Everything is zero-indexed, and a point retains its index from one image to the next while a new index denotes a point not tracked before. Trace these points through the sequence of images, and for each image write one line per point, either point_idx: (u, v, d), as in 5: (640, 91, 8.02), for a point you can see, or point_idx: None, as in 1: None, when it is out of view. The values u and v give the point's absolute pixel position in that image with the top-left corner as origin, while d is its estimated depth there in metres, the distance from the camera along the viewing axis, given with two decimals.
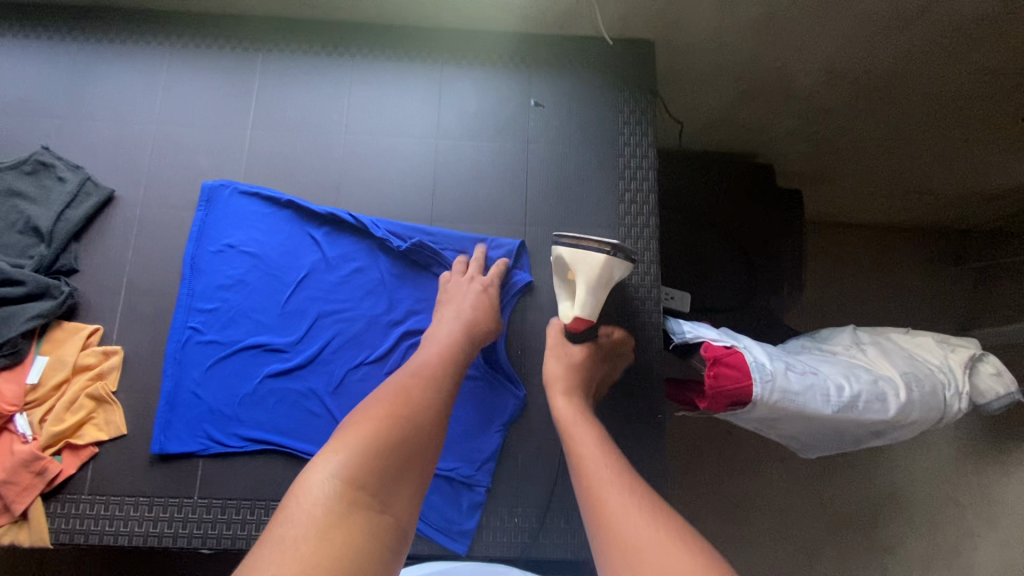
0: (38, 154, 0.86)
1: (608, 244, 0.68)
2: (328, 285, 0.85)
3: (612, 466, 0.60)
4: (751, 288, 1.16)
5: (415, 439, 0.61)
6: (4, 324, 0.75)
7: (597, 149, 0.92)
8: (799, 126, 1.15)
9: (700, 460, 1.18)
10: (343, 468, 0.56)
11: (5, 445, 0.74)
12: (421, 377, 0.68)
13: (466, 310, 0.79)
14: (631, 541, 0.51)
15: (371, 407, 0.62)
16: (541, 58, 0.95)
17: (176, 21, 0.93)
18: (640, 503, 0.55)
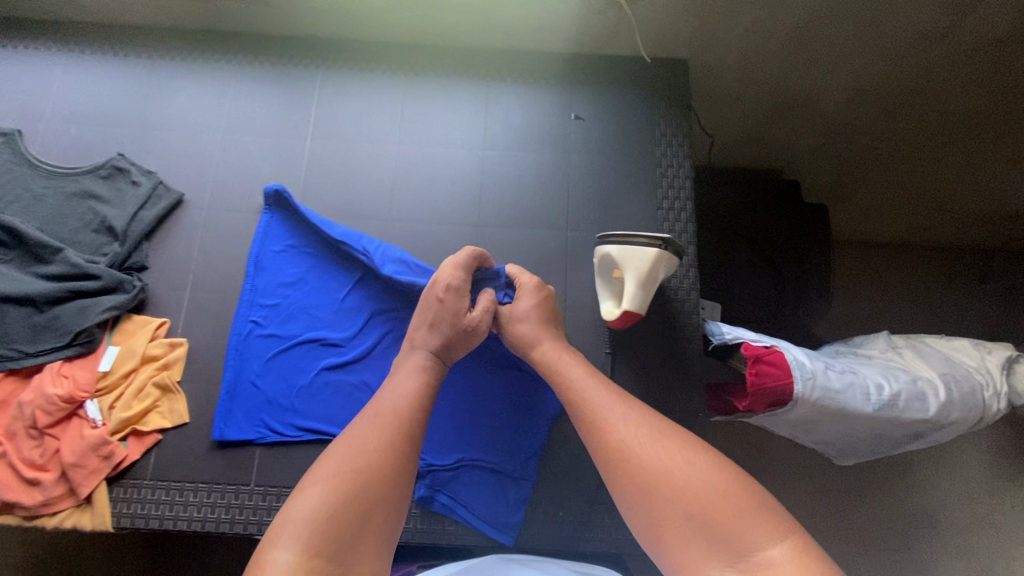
0: (115, 161, 0.92)
1: (657, 238, 0.69)
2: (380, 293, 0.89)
3: (610, 404, 0.68)
4: (779, 299, 1.19)
5: (374, 491, 0.60)
6: (83, 314, 0.81)
7: (635, 159, 0.97)
8: (823, 142, 1.20)
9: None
10: (299, 537, 0.53)
11: (76, 429, 0.78)
12: (378, 418, 0.66)
13: (430, 336, 0.78)
14: (655, 467, 0.60)
15: (327, 462, 0.61)
16: (580, 76, 1.01)
17: (246, 42, 1.00)
18: (644, 431, 0.64)
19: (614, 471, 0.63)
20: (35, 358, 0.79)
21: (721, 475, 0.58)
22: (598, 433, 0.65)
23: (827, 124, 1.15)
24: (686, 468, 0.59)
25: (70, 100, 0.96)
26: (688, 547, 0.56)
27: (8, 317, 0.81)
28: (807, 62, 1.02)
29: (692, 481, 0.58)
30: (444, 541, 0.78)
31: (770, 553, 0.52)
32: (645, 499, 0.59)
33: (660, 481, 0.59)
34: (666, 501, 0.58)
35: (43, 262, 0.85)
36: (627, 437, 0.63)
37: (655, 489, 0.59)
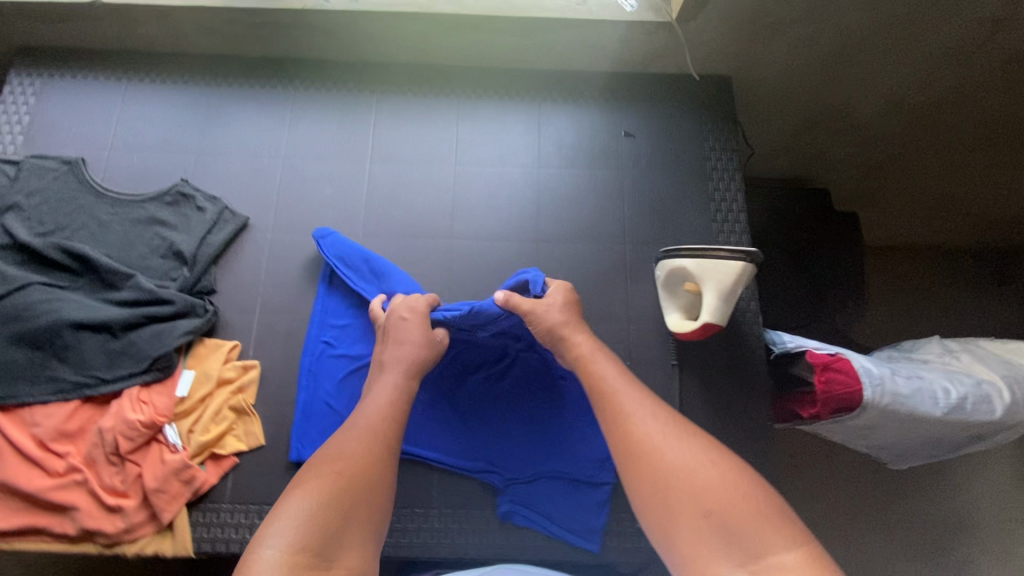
0: (179, 186, 0.93)
1: (740, 252, 0.70)
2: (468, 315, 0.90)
3: (633, 398, 0.67)
4: (817, 307, 1.22)
5: (362, 489, 0.60)
6: (161, 339, 0.82)
7: (688, 173, 0.99)
8: (853, 152, 1.22)
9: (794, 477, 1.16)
10: (293, 533, 0.54)
11: (156, 454, 0.78)
12: (365, 428, 0.66)
13: (397, 350, 0.77)
14: (675, 464, 0.59)
15: (317, 469, 0.61)
16: (628, 93, 1.04)
17: (302, 68, 1.02)
18: (670, 426, 0.63)
19: (634, 468, 0.62)
20: (113, 384, 0.80)
21: (740, 481, 0.58)
22: (620, 428, 0.64)
23: (860, 133, 1.16)
24: (707, 470, 0.58)
25: (132, 129, 0.98)
26: (701, 546, 0.55)
27: (85, 343, 0.82)
28: (848, 76, 1.04)
29: (711, 480, 0.58)
30: (526, 556, 0.79)
31: (784, 557, 0.51)
32: (660, 500, 0.59)
33: (680, 480, 0.58)
34: (683, 502, 0.57)
35: (114, 288, 0.86)
36: (649, 435, 0.62)
37: (671, 487, 0.58)
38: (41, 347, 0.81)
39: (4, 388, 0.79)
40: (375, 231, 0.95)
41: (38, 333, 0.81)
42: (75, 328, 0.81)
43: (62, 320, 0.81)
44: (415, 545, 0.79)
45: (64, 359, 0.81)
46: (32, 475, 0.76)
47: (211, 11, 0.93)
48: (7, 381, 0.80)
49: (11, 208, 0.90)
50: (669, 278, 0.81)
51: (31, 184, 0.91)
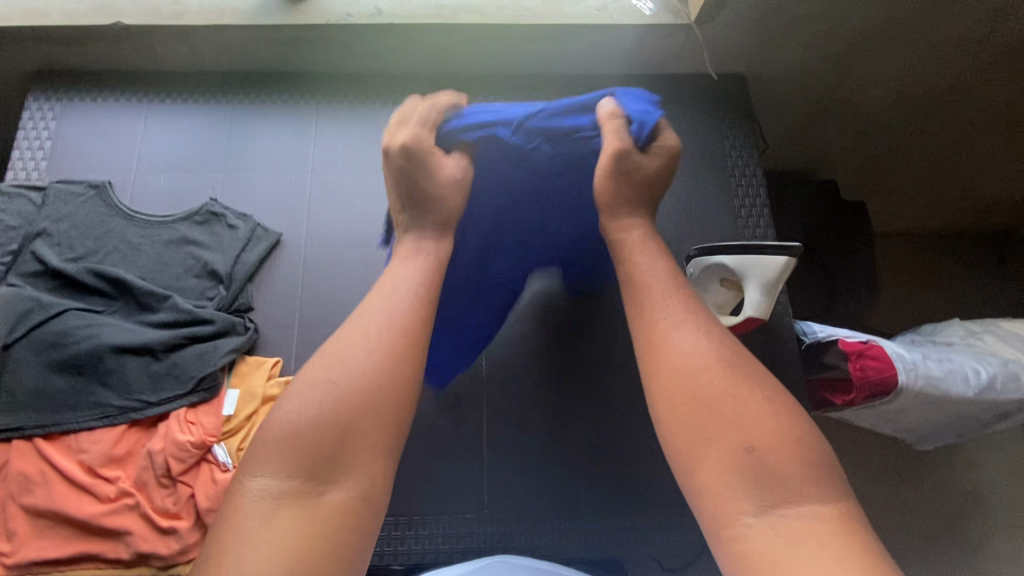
0: (209, 206, 0.94)
1: (789, 248, 0.73)
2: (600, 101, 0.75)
3: (671, 311, 0.57)
4: (831, 297, 1.24)
5: (361, 399, 0.51)
6: (205, 359, 0.83)
7: (710, 170, 1.01)
8: (858, 142, 1.21)
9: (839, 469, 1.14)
10: (279, 461, 0.48)
11: (207, 474, 0.78)
12: (373, 323, 0.55)
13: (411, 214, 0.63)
14: (717, 391, 0.51)
15: (314, 376, 0.52)
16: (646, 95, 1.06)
17: (322, 82, 1.03)
18: (716, 348, 0.54)
19: (668, 389, 0.53)
20: (159, 407, 0.80)
21: (786, 418, 0.49)
22: (654, 346, 0.56)
23: (863, 126, 1.17)
24: (744, 404, 0.50)
25: (156, 150, 0.98)
26: (726, 484, 0.47)
27: (126, 367, 0.81)
28: (855, 72, 1.05)
29: (755, 416, 0.49)
30: (577, 554, 0.82)
31: (815, 508, 0.45)
32: (685, 430, 0.51)
33: (716, 407, 0.50)
34: (712, 434, 0.49)
35: (150, 310, 0.86)
36: (685, 355, 0.53)
37: (713, 416, 0.50)
38: (83, 372, 0.81)
39: (48, 416, 0.79)
40: None
41: (80, 359, 0.81)
42: (116, 352, 0.81)
43: (104, 345, 0.81)
44: (469, 550, 0.81)
45: (106, 384, 0.81)
46: (83, 501, 0.76)
47: (234, 30, 0.93)
48: (51, 409, 0.79)
49: (40, 234, 0.89)
50: (704, 274, 0.81)
51: (58, 210, 0.91)
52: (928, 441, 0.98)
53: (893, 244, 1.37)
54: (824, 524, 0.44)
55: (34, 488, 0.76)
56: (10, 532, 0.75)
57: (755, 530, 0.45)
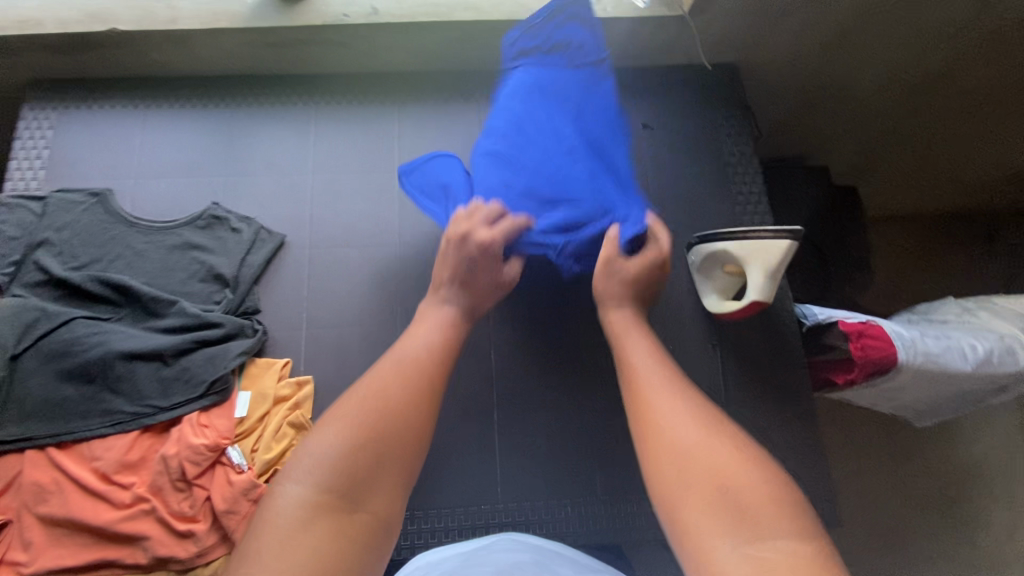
0: (211, 210, 0.94)
1: (788, 231, 0.74)
2: (598, 130, 0.84)
3: (656, 372, 0.64)
4: (827, 281, 1.24)
5: (395, 429, 0.56)
6: (216, 362, 0.83)
7: (707, 159, 1.03)
8: (848, 127, 1.22)
9: (844, 450, 1.15)
10: (317, 475, 0.51)
11: (222, 477, 0.78)
12: (408, 365, 0.63)
13: (457, 294, 0.76)
14: (690, 439, 0.54)
15: (346, 408, 0.56)
16: (642, 88, 1.07)
17: (320, 84, 1.03)
18: (690, 403, 0.59)
19: (649, 441, 0.57)
20: (171, 411, 0.81)
21: (756, 458, 0.52)
22: (642, 397, 0.61)
23: (855, 109, 1.17)
24: (721, 445, 0.53)
25: (156, 157, 0.98)
26: (706, 520, 0.48)
27: (137, 373, 0.82)
28: (847, 58, 1.06)
29: (726, 457, 0.52)
30: (592, 541, 0.82)
31: (790, 544, 0.44)
32: (668, 471, 0.53)
33: (697, 449, 0.53)
34: (693, 471, 0.52)
35: (157, 316, 0.86)
36: (670, 403, 0.59)
37: (689, 459, 0.53)
38: (93, 380, 0.81)
39: (60, 424, 0.79)
40: (411, 237, 0.96)
41: (89, 367, 0.81)
42: (126, 358, 0.81)
43: (113, 352, 0.81)
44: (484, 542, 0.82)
45: (117, 391, 0.81)
46: (99, 508, 0.76)
47: (231, 34, 0.93)
48: (62, 417, 0.79)
49: (43, 244, 0.89)
50: (709, 260, 0.85)
51: (59, 219, 0.90)
52: (928, 418, 1.00)
53: (887, 228, 1.38)
54: (795, 558, 0.44)
55: (49, 497, 0.76)
56: (26, 542, 0.75)
57: (733, 561, 0.45)
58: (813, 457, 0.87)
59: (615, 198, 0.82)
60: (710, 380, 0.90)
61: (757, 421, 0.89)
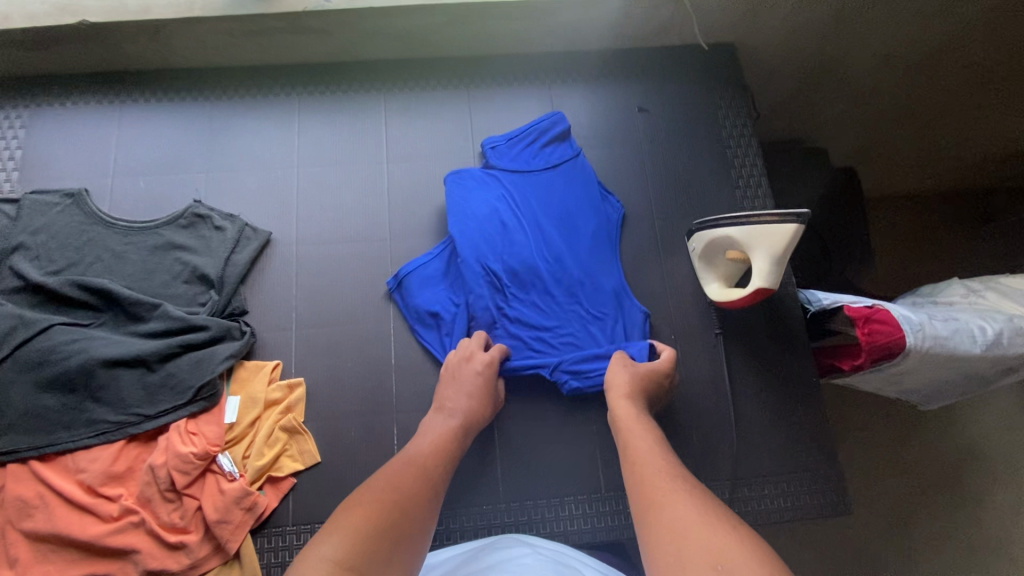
0: (193, 208, 0.90)
1: (794, 215, 0.71)
2: (585, 236, 0.91)
3: (660, 461, 0.61)
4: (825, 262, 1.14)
5: (408, 515, 0.56)
6: (203, 367, 0.80)
7: (705, 142, 1.00)
8: (846, 108, 1.17)
9: (859, 431, 1.09)
10: (336, 549, 0.49)
11: (213, 486, 0.76)
12: (417, 465, 0.64)
13: (463, 400, 0.75)
14: (687, 518, 0.50)
15: (359, 498, 0.57)
16: (637, 71, 1.04)
17: (303, 74, 0.99)
18: (689, 487, 0.55)
19: (650, 523, 0.52)
20: (157, 419, 0.78)
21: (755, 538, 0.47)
22: (644, 484, 0.58)
23: (849, 93, 1.14)
24: (722, 524, 0.48)
25: (135, 155, 0.94)
26: None
27: (120, 381, 0.78)
28: (848, 35, 1.03)
29: (723, 536, 0.47)
30: (597, 539, 0.80)
31: None
32: (667, 549, 0.48)
33: (696, 528, 0.49)
34: (691, 551, 0.46)
35: (140, 320, 0.83)
36: (671, 487, 0.55)
37: (685, 539, 0.48)
38: (75, 389, 0.78)
39: (41, 436, 0.76)
40: (401, 232, 0.92)
41: (70, 375, 0.77)
42: (107, 365, 0.78)
43: (94, 359, 0.78)
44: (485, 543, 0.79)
45: (101, 400, 0.78)
46: (85, 522, 0.73)
47: (207, 23, 0.89)
48: (43, 429, 0.76)
49: (18, 248, 0.85)
50: (711, 246, 0.82)
51: (34, 222, 0.86)
52: (933, 403, 0.97)
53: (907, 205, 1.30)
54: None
55: (33, 513, 0.73)
56: (11, 559, 0.72)
57: None
58: (821, 447, 0.85)
59: (608, 311, 0.87)
60: (714, 371, 0.88)
61: (762, 412, 0.86)
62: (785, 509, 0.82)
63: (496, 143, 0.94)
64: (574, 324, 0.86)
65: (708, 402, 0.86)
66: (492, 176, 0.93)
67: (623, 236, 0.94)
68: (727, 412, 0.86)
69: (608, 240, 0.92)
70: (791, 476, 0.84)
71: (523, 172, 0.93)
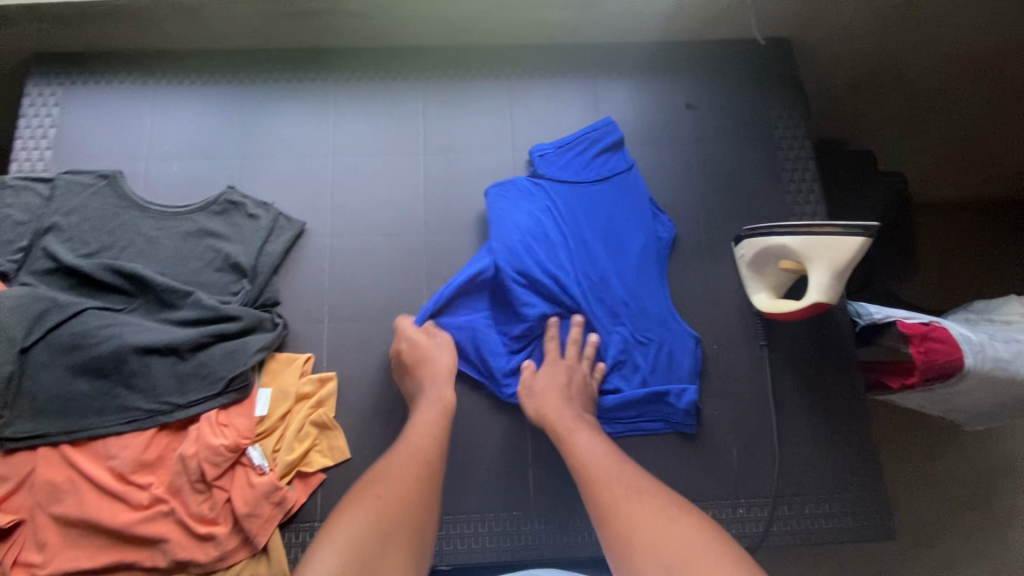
0: (227, 194, 0.88)
1: (865, 227, 0.68)
2: (634, 253, 0.87)
3: (606, 458, 0.64)
4: (871, 270, 1.06)
5: (406, 512, 0.58)
6: (236, 358, 0.79)
7: (754, 142, 0.95)
8: (899, 111, 1.07)
9: (896, 452, 1.01)
10: (336, 559, 0.51)
11: (242, 479, 0.75)
12: (410, 451, 0.66)
13: (426, 369, 0.77)
14: (636, 515, 0.55)
15: (356, 499, 0.59)
16: (686, 66, 0.99)
17: (340, 58, 0.96)
18: (630, 475, 0.61)
19: (601, 515, 0.57)
20: (188, 409, 0.77)
21: (694, 531, 0.53)
22: (590, 485, 0.61)
23: (911, 93, 1.04)
24: (674, 523, 0.54)
25: (168, 138, 0.93)
26: None
27: (152, 368, 0.78)
28: (911, 31, 0.96)
29: (672, 535, 0.53)
30: None
31: None
32: (628, 552, 0.53)
33: (652, 528, 0.54)
34: (644, 552, 0.52)
35: (173, 307, 0.82)
36: (614, 481, 0.60)
37: (639, 539, 0.53)
38: (106, 375, 0.77)
39: (73, 421, 0.75)
40: (437, 226, 0.90)
41: (102, 361, 0.77)
42: (139, 353, 0.77)
43: (127, 346, 0.77)
44: (515, 550, 0.76)
45: (132, 387, 0.77)
46: (115, 509, 0.73)
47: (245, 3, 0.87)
48: (75, 414, 0.76)
49: (50, 229, 0.84)
50: (762, 254, 0.78)
51: (67, 203, 0.85)
52: (975, 424, 0.89)
53: (965, 214, 1.15)
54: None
55: (63, 497, 0.73)
56: (40, 543, 0.72)
57: None
58: (866, 466, 0.82)
59: (654, 332, 0.84)
60: (755, 383, 0.85)
61: (805, 426, 0.83)
62: (824, 530, 0.79)
63: (546, 151, 0.90)
64: (614, 345, 0.83)
65: (747, 415, 0.83)
66: (538, 186, 0.89)
67: (671, 258, 0.90)
68: (768, 426, 0.83)
69: (657, 262, 0.88)
70: (833, 495, 0.80)
71: (571, 183, 0.90)
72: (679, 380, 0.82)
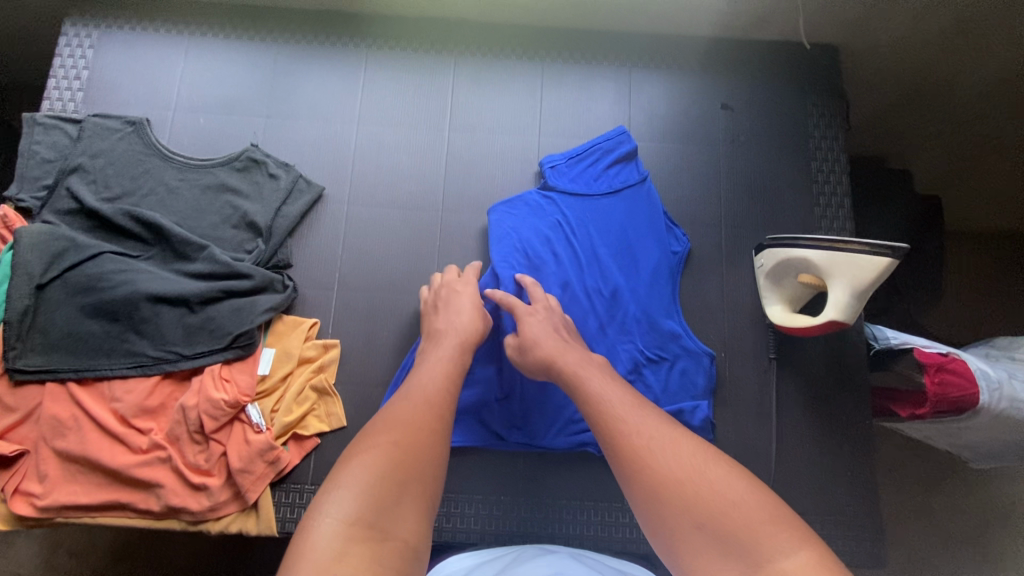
0: (249, 152, 0.89)
1: (892, 247, 0.66)
2: (652, 255, 0.86)
3: (624, 397, 0.59)
4: (892, 293, 1.03)
5: (423, 461, 0.53)
6: (245, 315, 0.80)
7: (788, 150, 0.92)
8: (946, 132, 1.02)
9: (895, 482, 0.99)
10: (352, 504, 0.47)
11: (239, 435, 0.76)
12: (417, 399, 0.60)
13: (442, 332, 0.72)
14: (665, 463, 0.51)
15: (367, 446, 0.53)
16: (726, 64, 0.96)
17: (376, 23, 0.95)
18: (653, 420, 0.56)
19: (622, 461, 0.53)
20: (194, 360, 0.78)
21: (728, 477, 0.49)
22: (606, 424, 0.57)
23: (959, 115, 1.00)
24: (703, 469, 0.50)
25: (196, 88, 0.93)
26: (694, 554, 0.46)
27: (161, 317, 0.79)
28: (961, 53, 0.94)
29: (707, 481, 0.49)
30: (611, 549, 0.77)
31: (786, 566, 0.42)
32: (656, 502, 0.50)
33: (680, 484, 0.49)
34: (672, 505, 0.49)
35: (187, 259, 0.82)
36: (633, 425, 0.55)
37: (668, 491, 0.49)
38: (118, 318, 0.78)
39: (83, 360, 0.77)
40: (455, 205, 0.89)
41: (115, 305, 0.78)
42: (152, 300, 0.78)
43: (140, 293, 0.78)
44: (499, 533, 0.77)
45: (141, 333, 0.78)
46: (115, 451, 0.74)
47: None
48: (84, 354, 0.77)
49: (76, 170, 0.85)
50: (782, 266, 0.77)
51: (95, 145, 0.86)
52: (987, 463, 0.86)
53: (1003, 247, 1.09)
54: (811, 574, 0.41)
55: (66, 433, 0.75)
56: (41, 475, 0.74)
57: None
58: (864, 491, 0.80)
59: (666, 335, 0.83)
60: (759, 397, 0.83)
61: (805, 444, 0.82)
62: None
63: (556, 162, 0.89)
64: (623, 364, 0.81)
65: (748, 427, 0.82)
66: (549, 199, 0.87)
67: (690, 262, 0.88)
68: (767, 441, 0.82)
69: (675, 267, 0.87)
70: (827, 516, 0.79)
71: (583, 196, 0.88)
72: (693, 395, 0.81)
